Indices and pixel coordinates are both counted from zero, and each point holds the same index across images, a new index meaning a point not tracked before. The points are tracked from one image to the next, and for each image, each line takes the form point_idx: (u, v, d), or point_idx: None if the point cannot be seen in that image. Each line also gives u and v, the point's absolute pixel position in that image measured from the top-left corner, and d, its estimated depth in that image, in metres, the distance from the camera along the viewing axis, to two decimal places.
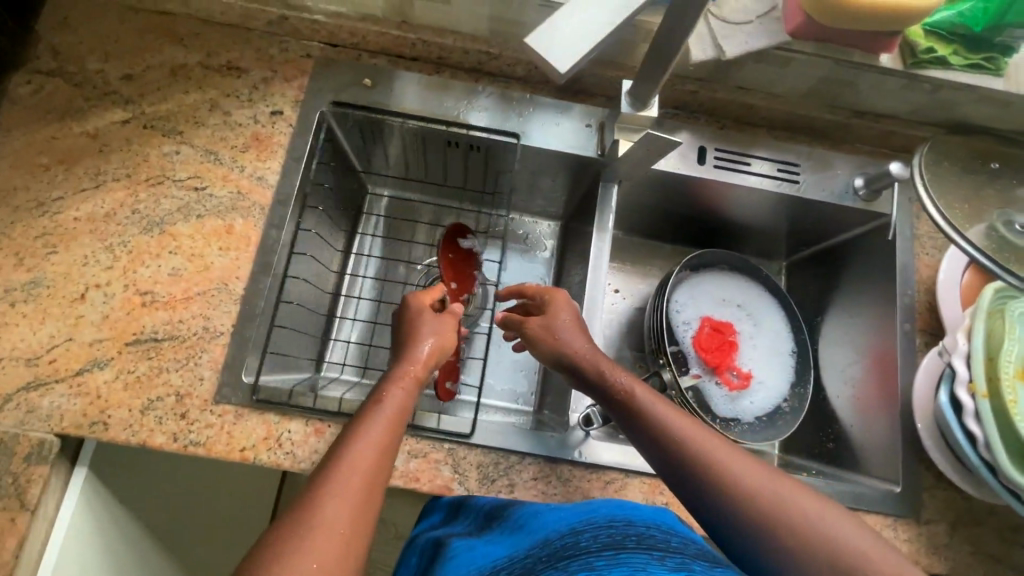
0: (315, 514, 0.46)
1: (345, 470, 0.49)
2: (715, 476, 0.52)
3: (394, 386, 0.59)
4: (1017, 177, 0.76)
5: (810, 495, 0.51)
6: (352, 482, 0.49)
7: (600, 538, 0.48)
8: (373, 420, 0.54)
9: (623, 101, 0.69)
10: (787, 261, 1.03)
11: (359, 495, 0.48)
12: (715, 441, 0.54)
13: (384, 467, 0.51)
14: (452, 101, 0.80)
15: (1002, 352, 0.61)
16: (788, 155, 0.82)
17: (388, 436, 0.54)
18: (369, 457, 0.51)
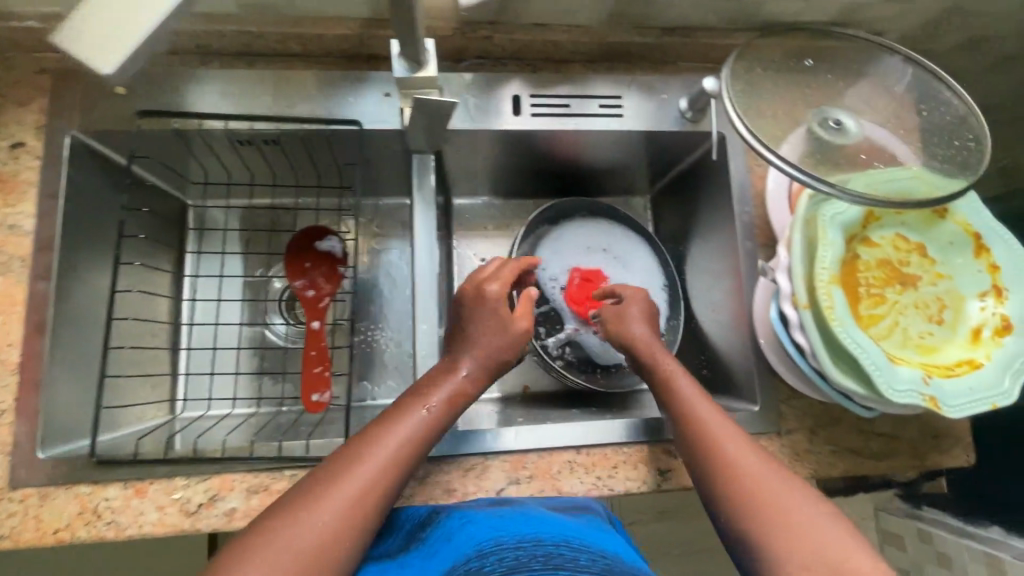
0: (306, 515, 0.48)
1: (354, 479, 0.51)
2: (708, 453, 0.57)
3: (438, 393, 0.60)
4: (831, 70, 0.74)
5: (796, 488, 0.53)
6: (356, 492, 0.50)
7: (506, 561, 0.45)
8: (402, 428, 0.56)
9: (395, 66, 0.61)
10: (651, 193, 1.00)
11: (360, 504, 0.50)
12: (722, 425, 0.59)
13: (395, 480, 0.53)
14: (219, 92, 0.70)
15: (817, 261, 0.61)
16: (607, 87, 0.77)
17: (409, 452, 0.55)
18: (383, 469, 0.53)
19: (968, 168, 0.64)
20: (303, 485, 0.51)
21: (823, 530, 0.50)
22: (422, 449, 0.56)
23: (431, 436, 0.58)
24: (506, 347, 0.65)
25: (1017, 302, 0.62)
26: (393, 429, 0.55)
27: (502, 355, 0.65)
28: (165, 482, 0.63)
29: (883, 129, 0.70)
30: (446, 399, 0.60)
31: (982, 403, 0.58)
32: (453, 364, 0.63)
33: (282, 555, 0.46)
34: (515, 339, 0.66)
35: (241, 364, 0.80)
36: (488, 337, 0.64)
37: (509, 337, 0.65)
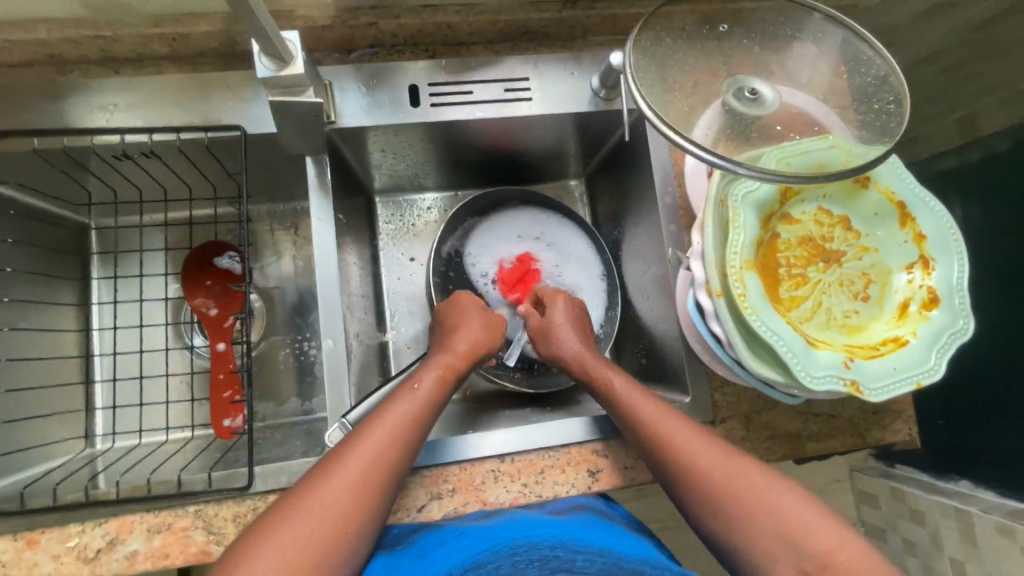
0: (310, 500, 0.50)
1: (354, 462, 0.52)
2: (689, 472, 0.57)
3: (430, 374, 0.62)
4: (747, 33, 0.69)
5: (778, 485, 0.54)
6: (354, 474, 0.52)
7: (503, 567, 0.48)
8: (400, 408, 0.58)
9: (259, 65, 0.55)
10: (583, 176, 0.95)
11: (364, 483, 0.52)
12: (696, 439, 0.58)
13: (398, 458, 0.55)
14: (81, 104, 0.64)
15: (728, 245, 0.57)
16: (511, 70, 0.72)
17: (405, 429, 0.56)
18: (383, 448, 0.54)
19: (886, 134, 0.60)
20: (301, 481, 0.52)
21: (804, 528, 0.51)
22: (422, 426, 0.58)
23: (427, 413, 0.59)
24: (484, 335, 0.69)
25: (944, 272, 0.59)
26: (389, 411, 0.57)
27: (479, 340, 0.68)
28: (59, 530, 0.59)
29: (804, 95, 0.66)
30: (439, 379, 0.62)
31: (906, 382, 0.56)
32: (444, 352, 0.66)
33: (291, 541, 0.47)
34: (489, 329, 0.70)
35: (150, 394, 0.74)
36: (467, 329, 0.68)
37: (482, 326, 0.69)
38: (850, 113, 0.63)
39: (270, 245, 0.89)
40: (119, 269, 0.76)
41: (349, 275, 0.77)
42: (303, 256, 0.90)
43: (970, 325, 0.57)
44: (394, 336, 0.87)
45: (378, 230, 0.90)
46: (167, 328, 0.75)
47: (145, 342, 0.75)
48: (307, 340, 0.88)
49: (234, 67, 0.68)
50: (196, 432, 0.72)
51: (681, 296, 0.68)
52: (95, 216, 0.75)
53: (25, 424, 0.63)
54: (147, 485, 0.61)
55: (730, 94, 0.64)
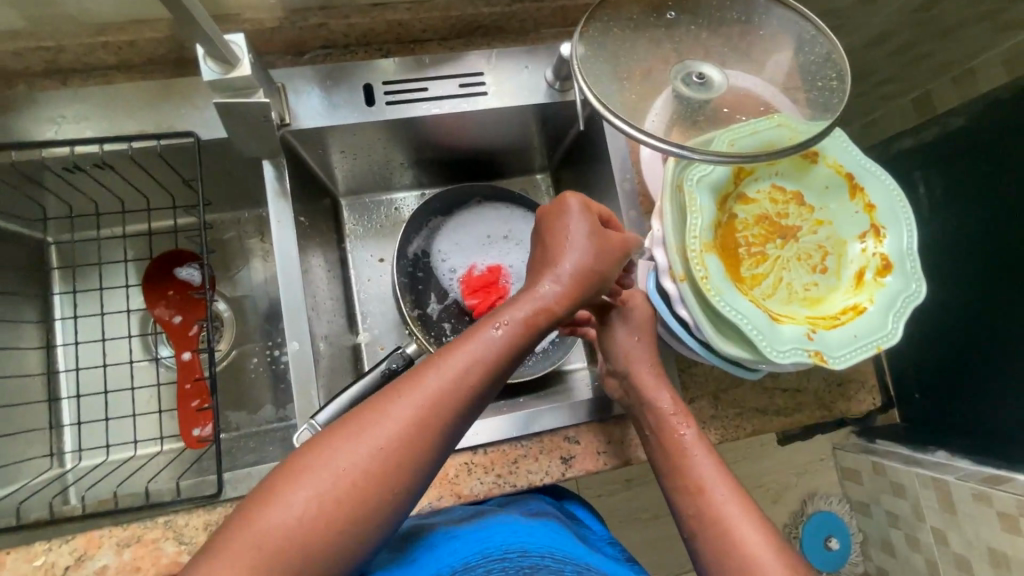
0: (367, 430, 0.46)
1: (414, 397, 0.47)
2: (689, 487, 0.57)
3: (520, 309, 0.53)
4: (694, 20, 0.70)
5: (772, 536, 0.53)
6: (414, 410, 0.47)
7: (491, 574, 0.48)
8: (477, 343, 0.50)
9: (204, 67, 0.55)
10: (548, 169, 0.95)
11: (421, 423, 0.47)
12: (706, 458, 0.59)
13: (463, 401, 0.49)
14: (29, 117, 0.63)
15: (687, 229, 0.57)
16: (466, 65, 0.73)
17: (476, 371, 0.49)
18: (450, 389, 0.48)
19: (829, 110, 0.61)
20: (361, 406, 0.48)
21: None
22: (482, 392, 0.50)
23: (509, 352, 0.51)
24: (592, 254, 0.56)
25: (894, 239, 0.61)
26: (465, 346, 0.50)
27: (585, 272, 0.55)
28: (24, 550, 0.58)
29: (754, 77, 0.67)
30: (532, 318, 0.53)
31: (867, 348, 0.57)
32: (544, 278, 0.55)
33: (342, 468, 0.44)
34: (597, 254, 0.56)
35: (116, 408, 0.73)
36: (576, 243, 0.56)
37: (588, 246, 0.56)
38: (795, 92, 0.65)
39: (238, 253, 0.89)
40: (80, 284, 0.75)
41: (314, 279, 0.77)
42: (271, 262, 0.89)
43: (922, 288, 0.58)
44: (367, 338, 0.87)
45: (345, 233, 0.90)
46: (131, 340, 0.74)
47: (108, 356, 0.74)
48: (279, 349, 0.87)
49: (185, 74, 0.68)
50: (165, 444, 0.71)
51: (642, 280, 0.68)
52: (53, 232, 0.74)
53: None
54: (115, 498, 0.60)
55: (678, 80, 0.65)
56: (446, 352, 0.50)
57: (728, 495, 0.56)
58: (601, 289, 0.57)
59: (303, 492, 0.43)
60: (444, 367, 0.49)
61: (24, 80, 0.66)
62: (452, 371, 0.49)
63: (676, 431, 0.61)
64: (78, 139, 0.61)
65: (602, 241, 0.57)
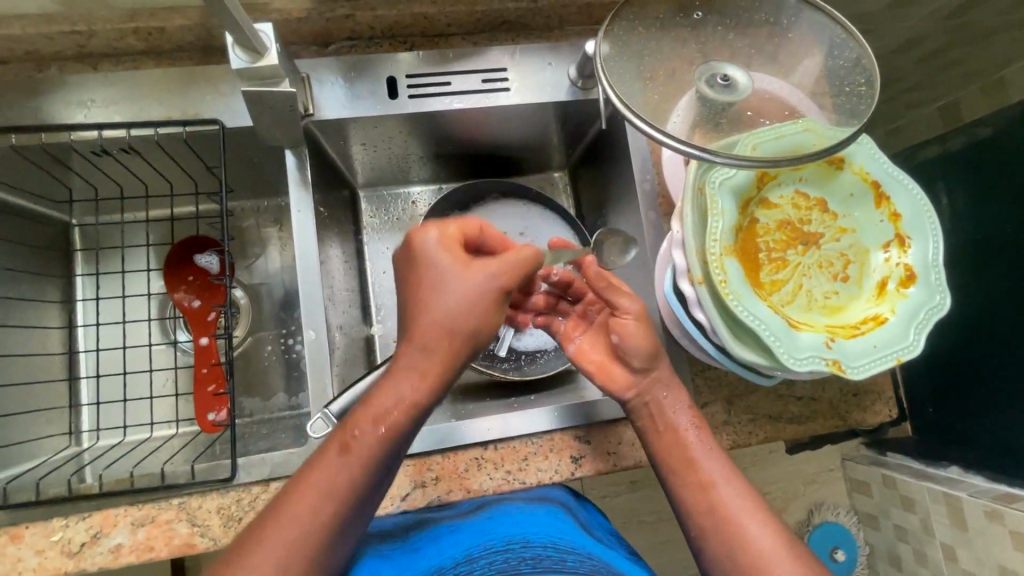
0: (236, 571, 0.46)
1: (294, 519, 0.48)
2: (695, 483, 0.58)
3: (384, 400, 0.50)
4: (722, 20, 0.69)
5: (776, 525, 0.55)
6: (285, 539, 0.48)
7: (492, 567, 0.50)
8: (343, 453, 0.50)
9: (232, 55, 0.56)
10: (566, 167, 0.95)
11: (297, 547, 0.48)
12: (708, 454, 0.59)
13: (336, 514, 0.49)
14: (59, 100, 0.64)
15: (707, 232, 0.57)
16: (489, 60, 0.73)
17: (342, 482, 0.49)
18: (318, 507, 0.49)
19: (856, 116, 0.60)
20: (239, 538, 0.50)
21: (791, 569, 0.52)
22: (359, 486, 0.50)
23: (381, 449, 0.50)
24: (456, 309, 0.50)
25: (920, 249, 0.59)
26: (329, 459, 0.50)
27: (456, 333, 0.50)
28: (42, 525, 0.59)
29: (780, 80, 0.66)
30: (396, 406, 0.50)
31: (886, 359, 0.56)
32: (409, 359, 0.50)
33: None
34: (462, 302, 0.50)
35: (133, 389, 0.74)
36: (437, 310, 0.50)
37: (452, 302, 0.50)
38: (822, 97, 0.64)
39: (256, 240, 0.90)
40: (102, 266, 0.76)
41: (331, 269, 0.77)
42: (288, 251, 0.90)
43: (946, 301, 0.57)
44: (380, 329, 0.88)
45: (362, 225, 0.91)
46: (151, 323, 0.76)
47: (128, 338, 0.75)
48: (293, 337, 0.88)
49: (213, 62, 0.68)
50: (181, 427, 0.72)
51: (657, 278, 0.66)
52: (78, 215, 0.76)
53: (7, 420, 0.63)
54: (131, 478, 0.61)
55: (702, 82, 0.64)
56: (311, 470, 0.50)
57: (740, 493, 0.57)
58: (480, 340, 0.52)
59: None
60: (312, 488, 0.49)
61: (55, 63, 0.67)
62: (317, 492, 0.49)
63: (674, 428, 0.61)
64: (105, 123, 0.62)
65: (464, 292, 0.50)
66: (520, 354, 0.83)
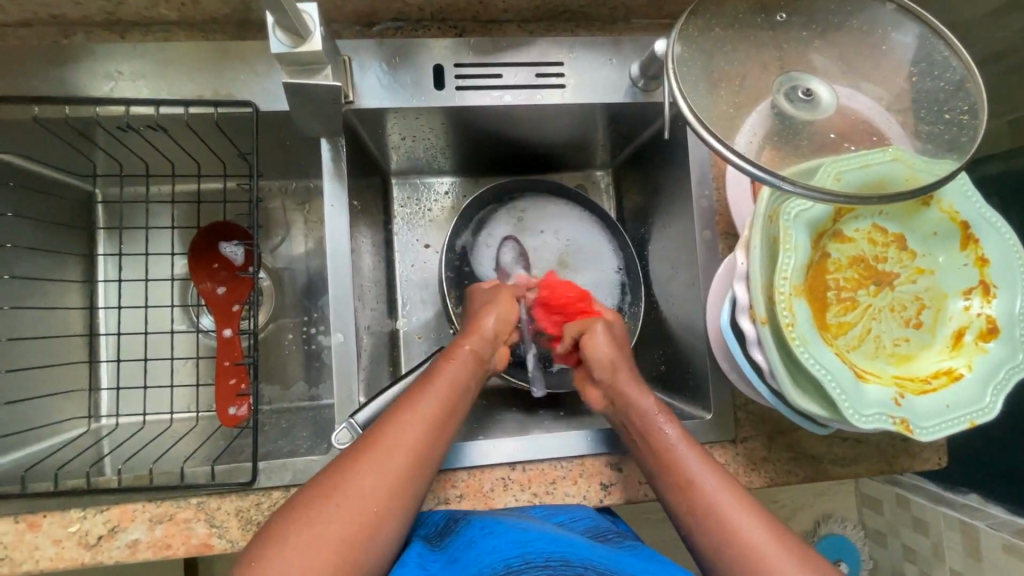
0: (337, 491, 0.48)
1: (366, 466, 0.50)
2: (670, 471, 0.56)
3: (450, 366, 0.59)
4: (808, 24, 0.62)
5: (767, 522, 0.51)
6: (384, 461, 0.50)
7: None
8: (431, 391, 0.56)
9: (273, 38, 0.51)
10: (612, 167, 0.89)
11: (395, 467, 0.51)
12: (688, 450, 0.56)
13: (425, 461, 0.52)
14: (85, 70, 0.60)
15: (777, 268, 0.52)
16: (545, 51, 0.67)
17: (422, 436, 0.53)
18: (416, 433, 0.53)
19: (957, 149, 0.54)
20: (322, 472, 0.51)
21: (781, 565, 0.48)
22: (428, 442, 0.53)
23: (462, 393, 0.58)
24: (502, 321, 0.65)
25: (1007, 300, 0.54)
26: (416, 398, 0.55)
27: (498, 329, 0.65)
28: (60, 515, 0.58)
29: (868, 99, 0.59)
30: (464, 364, 0.60)
31: (958, 421, 0.52)
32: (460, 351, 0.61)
33: (307, 543, 0.45)
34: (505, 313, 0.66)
35: (154, 376, 0.72)
36: (492, 317, 0.65)
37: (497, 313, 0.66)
38: (915, 122, 0.57)
39: (281, 223, 0.86)
40: (125, 245, 0.74)
41: (361, 263, 0.73)
42: (313, 237, 0.86)
43: None
44: (404, 324, 0.85)
45: (393, 214, 0.87)
46: (173, 309, 0.73)
47: (149, 323, 0.73)
48: (315, 327, 0.85)
49: (248, 37, 0.63)
50: (201, 417, 0.71)
51: (711, 306, 0.62)
52: (101, 185, 0.72)
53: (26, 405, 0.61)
54: (149, 474, 0.60)
55: (781, 94, 0.58)
56: (400, 406, 0.55)
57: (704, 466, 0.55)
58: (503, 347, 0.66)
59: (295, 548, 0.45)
60: (405, 419, 0.53)
61: (81, 29, 0.62)
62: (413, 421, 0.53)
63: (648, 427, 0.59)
64: (132, 99, 0.58)
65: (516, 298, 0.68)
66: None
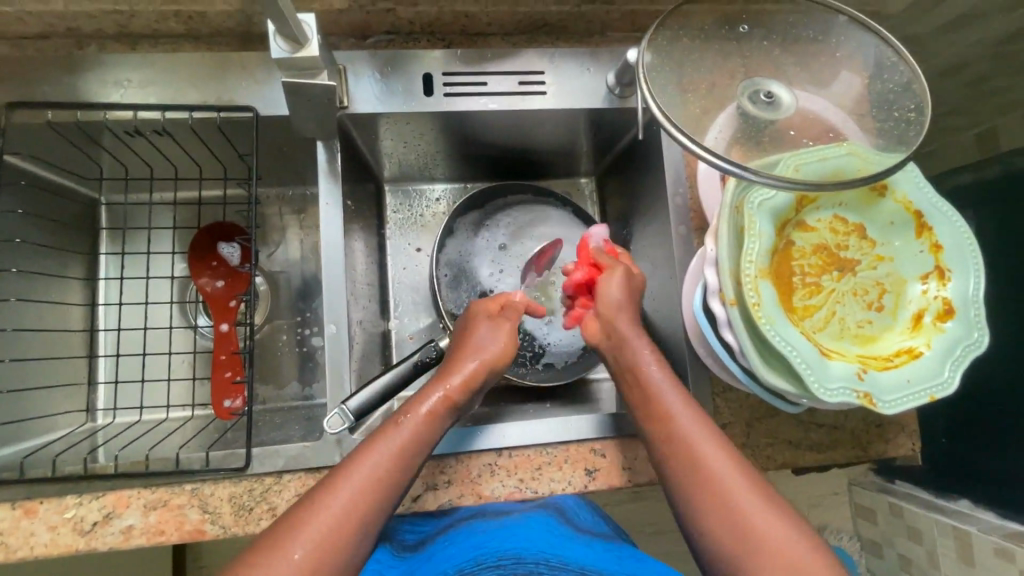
0: (273, 560, 0.46)
1: (321, 519, 0.48)
2: (677, 447, 0.54)
3: (425, 403, 0.57)
4: (768, 35, 0.68)
5: (769, 499, 0.50)
6: (323, 531, 0.48)
7: None
8: (384, 453, 0.53)
9: (274, 45, 0.55)
10: (595, 173, 0.94)
11: (336, 536, 0.48)
12: (734, 472, 0.52)
13: (380, 504, 0.51)
14: (96, 78, 0.64)
15: (742, 253, 0.55)
16: (527, 62, 0.72)
17: (384, 479, 0.52)
18: (364, 496, 0.50)
19: (905, 142, 0.58)
20: (266, 532, 0.49)
21: (779, 542, 0.48)
22: (388, 492, 0.52)
23: (422, 450, 0.55)
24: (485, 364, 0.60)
25: (961, 282, 0.57)
26: (369, 457, 0.52)
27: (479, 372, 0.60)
28: (56, 502, 0.59)
29: (826, 101, 0.64)
30: (437, 414, 0.57)
31: (919, 395, 0.54)
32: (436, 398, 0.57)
33: None
34: (493, 354, 0.61)
35: (152, 371, 0.74)
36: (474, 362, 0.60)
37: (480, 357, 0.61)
38: (867, 121, 0.62)
39: (277, 228, 0.89)
40: (127, 246, 0.77)
41: (355, 262, 0.77)
42: (308, 241, 0.90)
43: (985, 338, 0.55)
44: (396, 326, 0.87)
45: (385, 220, 0.90)
46: (171, 306, 0.76)
47: (149, 320, 0.76)
48: (309, 328, 0.88)
49: (251, 49, 0.68)
50: (196, 412, 0.73)
51: (686, 294, 0.65)
52: (107, 193, 0.76)
53: (29, 393, 0.64)
54: (146, 461, 0.62)
55: (745, 97, 0.63)
56: (353, 462, 0.52)
57: (703, 436, 0.54)
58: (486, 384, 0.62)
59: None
60: (349, 483, 0.50)
61: (95, 41, 0.67)
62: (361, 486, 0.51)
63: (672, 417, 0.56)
64: (141, 104, 0.62)
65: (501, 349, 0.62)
66: (522, 351, 0.82)
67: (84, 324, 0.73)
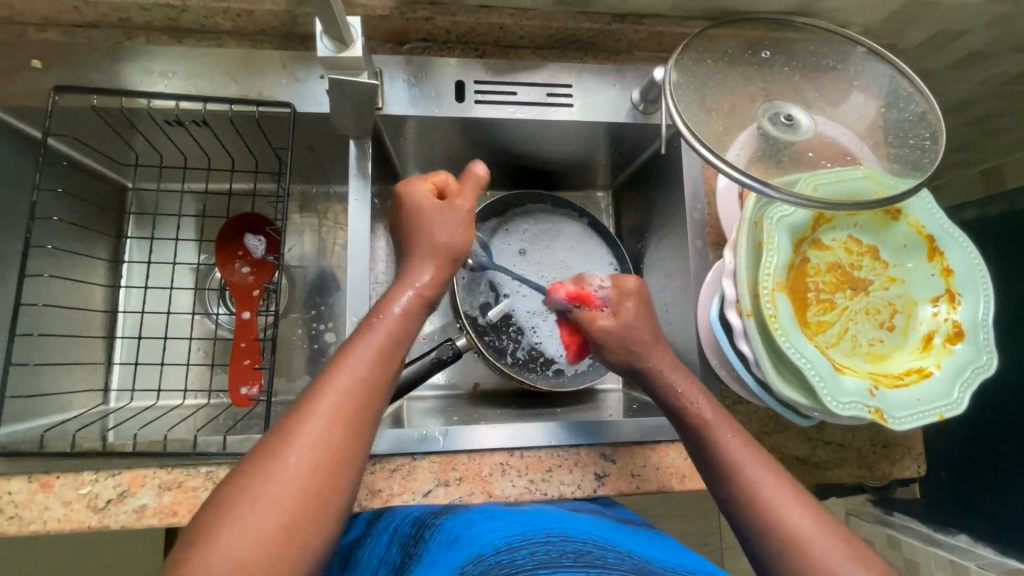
0: (271, 470, 0.42)
1: (309, 432, 0.44)
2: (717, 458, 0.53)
3: (398, 303, 0.52)
4: (788, 61, 0.70)
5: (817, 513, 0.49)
6: (314, 440, 0.43)
7: (537, 556, 0.42)
8: (361, 353, 0.49)
9: (320, 44, 0.58)
10: (611, 188, 0.96)
11: (331, 443, 0.44)
12: (776, 483, 0.50)
13: (370, 409, 0.47)
14: (142, 67, 0.67)
15: (761, 266, 0.57)
16: (555, 74, 0.75)
17: (364, 389, 0.47)
18: (349, 401, 0.46)
19: (919, 168, 0.60)
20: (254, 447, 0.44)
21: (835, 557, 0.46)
22: (373, 395, 0.47)
23: (405, 340, 0.52)
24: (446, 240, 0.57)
25: (970, 307, 0.59)
26: (352, 352, 0.48)
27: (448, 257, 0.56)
28: (72, 477, 0.60)
29: (843, 127, 0.67)
30: (409, 311, 0.53)
31: (929, 413, 0.55)
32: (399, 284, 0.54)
33: (247, 526, 0.39)
34: (448, 234, 0.57)
35: (171, 355, 0.76)
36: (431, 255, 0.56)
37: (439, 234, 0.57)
38: (883, 147, 0.64)
39: (299, 223, 0.91)
40: (155, 232, 0.79)
41: (376, 258, 0.78)
42: (329, 238, 0.91)
43: (994, 361, 0.57)
44: None
45: None
46: (193, 293, 0.78)
47: (171, 305, 0.77)
48: (324, 324, 0.89)
49: (293, 48, 0.71)
50: (211, 398, 0.74)
51: (702, 306, 0.67)
52: (136, 179, 0.78)
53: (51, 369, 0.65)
54: (162, 442, 0.63)
55: (765, 118, 0.65)
56: (331, 370, 0.47)
57: (741, 449, 0.53)
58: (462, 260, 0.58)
59: (226, 542, 0.39)
60: (333, 389, 0.46)
61: (143, 33, 0.69)
62: (347, 381, 0.47)
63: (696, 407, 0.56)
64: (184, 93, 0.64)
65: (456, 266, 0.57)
66: (533, 358, 0.84)
67: (107, 305, 0.75)
